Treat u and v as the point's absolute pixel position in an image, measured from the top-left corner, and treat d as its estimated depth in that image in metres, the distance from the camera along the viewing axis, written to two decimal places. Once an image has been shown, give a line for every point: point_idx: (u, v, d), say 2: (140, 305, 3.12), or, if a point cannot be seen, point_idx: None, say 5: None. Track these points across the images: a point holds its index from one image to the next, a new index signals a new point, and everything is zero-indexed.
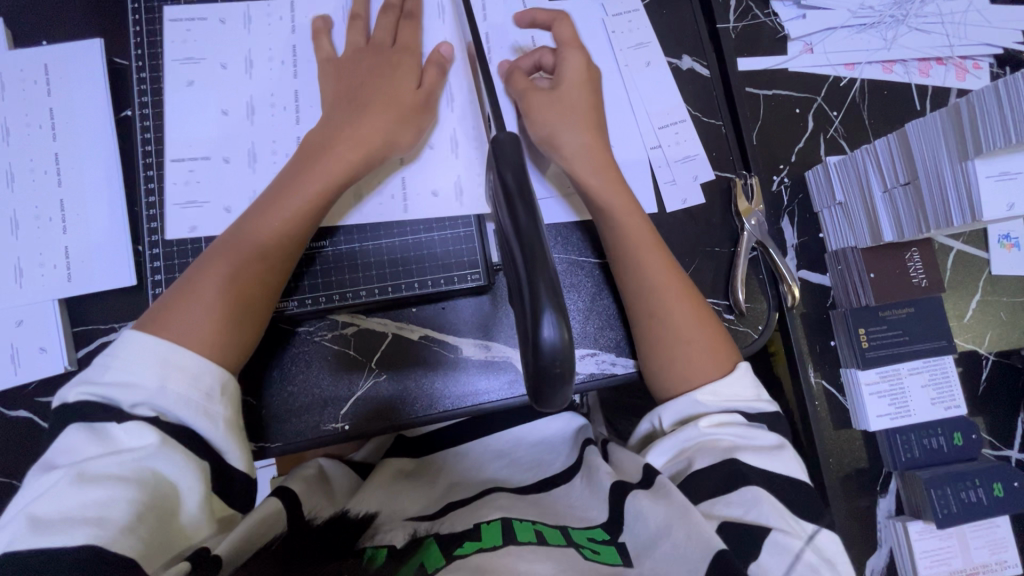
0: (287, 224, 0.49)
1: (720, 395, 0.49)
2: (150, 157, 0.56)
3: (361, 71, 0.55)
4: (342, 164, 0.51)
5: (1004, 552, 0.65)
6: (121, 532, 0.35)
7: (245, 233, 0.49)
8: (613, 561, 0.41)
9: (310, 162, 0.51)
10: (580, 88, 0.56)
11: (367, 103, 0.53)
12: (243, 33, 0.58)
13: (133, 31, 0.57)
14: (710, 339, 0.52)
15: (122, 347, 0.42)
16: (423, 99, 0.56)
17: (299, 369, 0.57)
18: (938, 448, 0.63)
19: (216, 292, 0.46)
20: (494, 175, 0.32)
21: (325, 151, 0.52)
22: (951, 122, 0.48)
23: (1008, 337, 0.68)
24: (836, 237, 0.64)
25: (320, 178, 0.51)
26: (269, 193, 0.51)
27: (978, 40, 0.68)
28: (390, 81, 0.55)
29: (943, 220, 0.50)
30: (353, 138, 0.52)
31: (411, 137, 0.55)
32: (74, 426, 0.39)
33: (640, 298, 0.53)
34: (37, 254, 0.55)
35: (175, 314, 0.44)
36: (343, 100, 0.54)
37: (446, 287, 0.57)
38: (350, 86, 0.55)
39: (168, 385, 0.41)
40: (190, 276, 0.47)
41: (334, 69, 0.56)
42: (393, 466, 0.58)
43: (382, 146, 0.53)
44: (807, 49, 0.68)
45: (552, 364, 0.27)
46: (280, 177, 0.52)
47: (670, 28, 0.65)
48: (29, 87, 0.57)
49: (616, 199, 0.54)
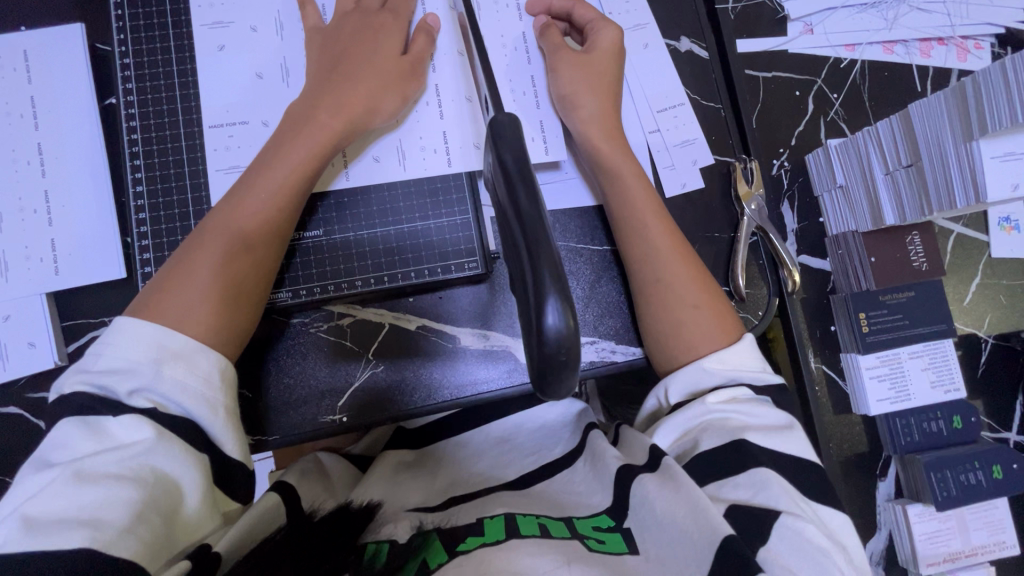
0: (274, 198, 0.49)
1: (726, 362, 0.49)
2: (136, 145, 0.54)
3: (347, 42, 0.55)
4: (326, 136, 0.51)
5: (1003, 533, 0.65)
6: (121, 534, 0.34)
7: (232, 210, 0.48)
8: (618, 550, 0.41)
9: (294, 134, 0.51)
10: (609, 61, 0.57)
11: (357, 74, 0.53)
12: (228, 13, 0.57)
13: (116, 14, 0.55)
14: (715, 310, 0.52)
15: (115, 334, 0.41)
16: (409, 65, 0.55)
17: (294, 362, 0.56)
18: (938, 432, 0.64)
19: (207, 269, 0.45)
20: (492, 158, 0.31)
21: (309, 123, 0.51)
22: (956, 101, 0.47)
23: (1007, 320, 0.68)
24: (836, 221, 0.64)
25: (306, 149, 0.50)
26: (254, 169, 0.50)
27: (980, 19, 0.67)
28: (376, 49, 0.54)
29: (946, 202, 0.50)
30: (338, 110, 0.51)
31: (394, 107, 0.54)
32: (70, 418, 0.38)
33: (656, 260, 0.53)
34: (22, 248, 0.54)
35: (166, 296, 0.44)
36: (328, 73, 0.53)
37: (443, 276, 0.56)
38: (334, 56, 0.54)
39: (165, 372, 0.40)
40: (178, 257, 0.46)
41: (321, 39, 0.55)
42: (393, 458, 0.57)
43: (366, 117, 0.53)
44: (807, 29, 0.67)
45: (557, 353, 0.26)
46: (266, 153, 0.51)
47: (668, 8, 0.63)
48: (9, 74, 0.55)
49: (621, 166, 0.54)
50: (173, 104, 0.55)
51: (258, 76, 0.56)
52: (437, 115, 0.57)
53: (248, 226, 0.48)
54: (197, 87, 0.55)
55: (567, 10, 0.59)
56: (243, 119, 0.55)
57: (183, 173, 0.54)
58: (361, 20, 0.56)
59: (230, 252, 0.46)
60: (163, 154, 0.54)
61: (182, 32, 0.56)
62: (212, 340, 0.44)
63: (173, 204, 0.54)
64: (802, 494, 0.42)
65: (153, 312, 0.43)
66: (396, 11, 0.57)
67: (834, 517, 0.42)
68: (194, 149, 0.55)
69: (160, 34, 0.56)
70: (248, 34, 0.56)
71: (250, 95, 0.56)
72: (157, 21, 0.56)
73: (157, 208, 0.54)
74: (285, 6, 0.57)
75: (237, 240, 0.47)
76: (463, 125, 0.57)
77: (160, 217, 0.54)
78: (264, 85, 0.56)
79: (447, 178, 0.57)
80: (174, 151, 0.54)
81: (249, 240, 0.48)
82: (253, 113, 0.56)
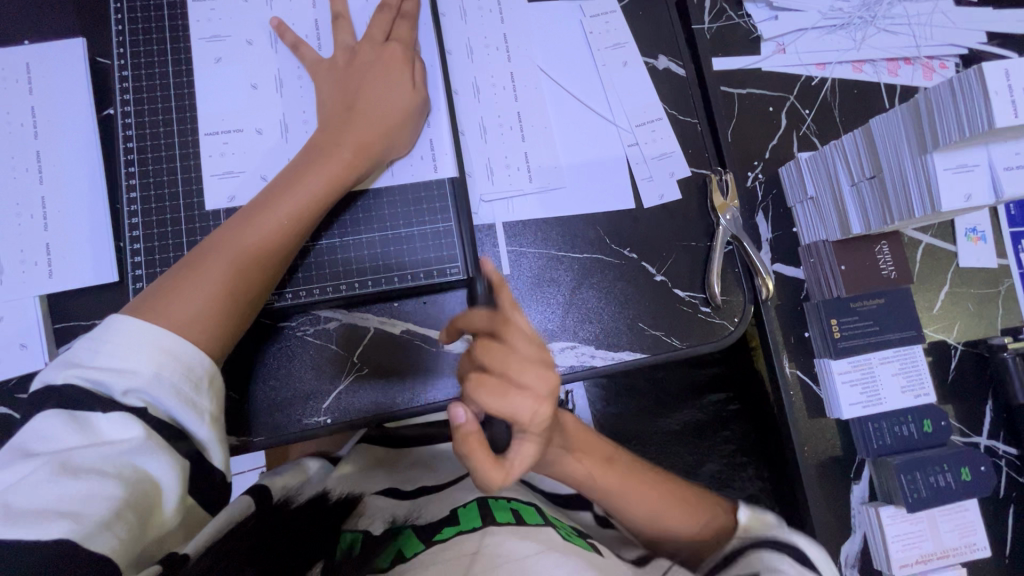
0: (284, 224, 0.51)
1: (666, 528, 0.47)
2: (132, 152, 0.56)
3: (364, 70, 0.57)
4: (343, 171, 0.53)
5: (973, 535, 0.66)
6: (99, 528, 0.35)
7: (241, 229, 0.49)
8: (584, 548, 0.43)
9: (313, 162, 0.53)
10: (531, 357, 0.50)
11: (378, 108, 0.56)
12: (225, 28, 0.59)
13: (116, 28, 0.58)
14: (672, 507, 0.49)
15: (116, 331, 0.42)
16: (420, 100, 0.58)
17: (281, 364, 0.57)
18: (909, 435, 0.65)
19: (213, 289, 0.47)
20: None
21: (328, 154, 0.53)
22: (910, 117, 0.49)
23: (975, 327, 0.70)
24: (809, 231, 0.66)
25: (322, 181, 0.52)
26: (270, 190, 0.52)
27: (943, 41, 0.71)
28: (388, 82, 0.57)
29: (906, 212, 0.52)
30: (356, 144, 0.54)
31: (407, 142, 0.58)
32: (58, 409, 0.39)
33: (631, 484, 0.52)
34: (18, 251, 0.56)
35: (169, 302, 0.45)
36: (341, 100, 0.56)
37: (426, 282, 0.58)
38: (350, 88, 0.56)
39: (162, 378, 0.41)
40: (183, 267, 0.48)
41: (328, 69, 0.58)
42: (372, 454, 0.59)
43: (380, 151, 0.56)
44: (780, 49, 0.70)
45: None
46: (281, 174, 0.53)
47: (647, 29, 0.66)
48: (12, 85, 0.58)
49: None
50: (169, 116, 0.57)
51: (253, 87, 0.59)
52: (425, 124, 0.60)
53: (257, 247, 0.50)
54: (192, 99, 0.58)
55: None
56: (236, 120, 0.58)
57: (176, 180, 0.56)
58: (365, 53, 0.58)
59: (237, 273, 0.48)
60: (157, 163, 0.56)
61: (180, 47, 0.58)
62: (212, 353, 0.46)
63: (166, 209, 0.56)
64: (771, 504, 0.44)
65: (157, 316, 0.44)
66: (400, 43, 0.59)
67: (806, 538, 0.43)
68: (187, 156, 0.57)
69: (159, 48, 0.58)
70: (244, 47, 0.59)
71: (245, 108, 0.58)
72: (156, 35, 0.58)
73: (149, 213, 0.55)
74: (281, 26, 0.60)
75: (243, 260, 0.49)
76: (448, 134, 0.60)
77: (153, 222, 0.55)
78: (258, 94, 0.58)
79: (431, 187, 0.59)
80: (168, 159, 0.56)
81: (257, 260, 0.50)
82: (246, 121, 0.58)
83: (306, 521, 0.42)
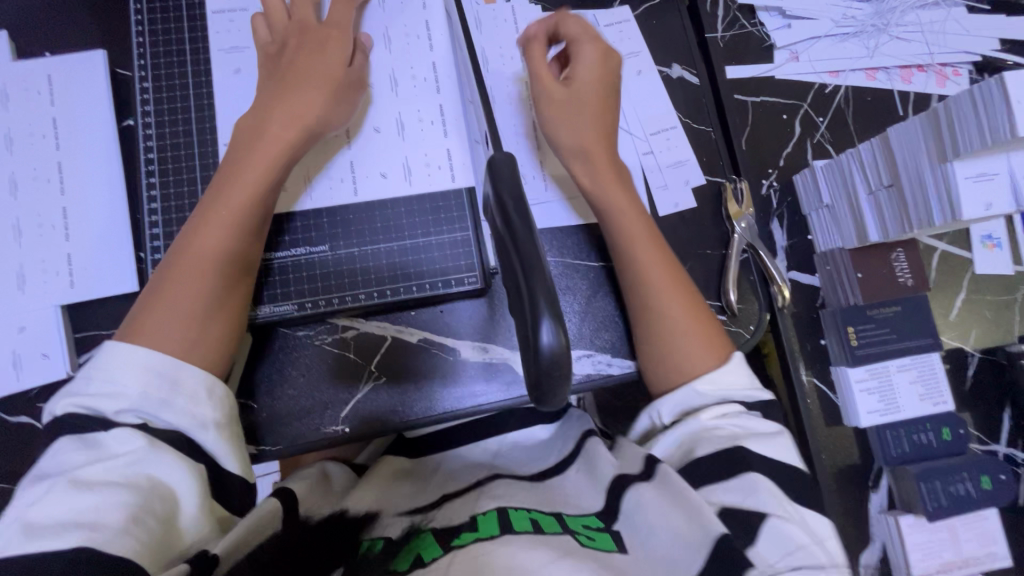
0: (232, 219, 0.48)
1: (717, 383, 0.50)
2: (152, 163, 0.57)
3: (293, 51, 0.55)
4: (278, 147, 0.51)
5: (993, 544, 0.66)
6: (118, 533, 0.35)
7: (195, 235, 0.48)
8: (607, 548, 0.42)
9: (246, 148, 0.51)
10: (593, 83, 0.57)
11: (283, 85, 0.53)
12: (243, 39, 0.60)
13: (137, 40, 0.58)
14: (704, 332, 0.54)
15: (101, 359, 0.43)
16: (354, 74, 0.56)
17: (298, 374, 0.57)
18: (927, 444, 0.65)
19: (185, 304, 0.46)
20: (493, 197, 0.33)
21: (259, 136, 0.51)
22: (931, 126, 0.49)
23: (992, 334, 0.69)
24: (824, 239, 0.66)
25: (257, 164, 0.50)
26: (208, 192, 0.50)
27: (956, 48, 0.71)
28: (321, 56, 0.54)
29: (925, 220, 0.52)
30: (287, 118, 0.52)
31: (344, 114, 0.56)
32: (64, 436, 0.39)
33: (653, 359, 0.55)
34: (40, 262, 0.56)
35: (143, 331, 0.44)
36: (270, 81, 0.54)
37: (444, 290, 0.58)
38: (280, 67, 0.54)
39: (150, 394, 0.42)
40: (149, 296, 0.47)
41: (266, 59, 0.56)
42: (394, 463, 0.58)
43: (317, 123, 0.53)
44: (793, 57, 0.70)
45: (552, 368, 0.28)
46: (218, 175, 0.50)
47: (661, 38, 0.67)
48: (34, 97, 0.58)
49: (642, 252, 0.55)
50: (189, 127, 0.58)
51: None
52: (442, 134, 0.60)
53: (216, 251, 0.48)
54: (211, 109, 0.58)
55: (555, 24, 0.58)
56: None
57: (196, 190, 0.57)
58: (303, 35, 0.55)
59: (207, 280, 0.47)
60: (177, 173, 0.57)
61: (199, 58, 0.59)
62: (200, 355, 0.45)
63: (186, 219, 0.56)
64: (785, 493, 0.43)
65: (137, 338, 0.44)
66: (339, 22, 0.57)
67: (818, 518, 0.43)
68: (207, 166, 0.57)
69: (178, 60, 0.59)
70: None
71: None
72: (175, 47, 0.59)
73: (170, 224, 0.56)
74: None
75: (203, 265, 0.47)
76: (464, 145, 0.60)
77: (173, 232, 0.56)
78: None
79: (449, 196, 0.60)
80: (187, 169, 0.57)
81: (221, 263, 0.48)
82: None
83: (327, 539, 0.42)
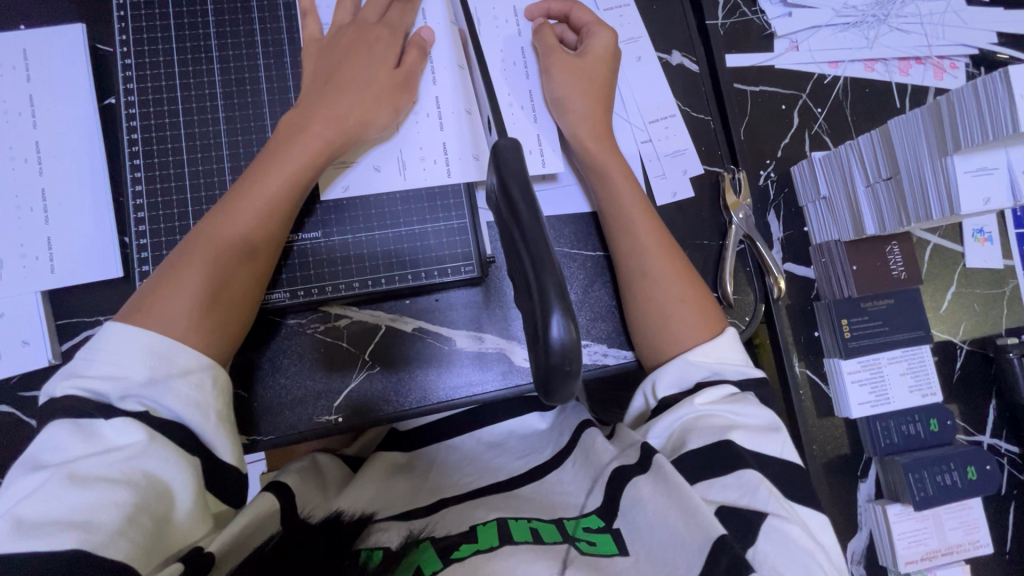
0: (267, 209, 0.49)
1: (710, 354, 0.52)
2: (136, 144, 0.54)
3: (343, 52, 0.55)
4: (321, 149, 0.51)
5: (977, 532, 0.68)
6: (113, 536, 0.34)
7: (226, 215, 0.48)
8: (608, 552, 0.42)
9: (288, 141, 0.51)
10: (603, 66, 0.59)
11: (334, 85, 0.53)
12: (230, 14, 0.57)
13: (118, 13, 0.56)
14: (700, 303, 0.55)
15: (107, 340, 0.41)
16: (401, 80, 0.55)
17: (291, 363, 0.56)
18: (917, 435, 0.66)
19: (202, 284, 0.45)
20: (498, 184, 0.32)
21: (304, 132, 0.51)
22: (932, 119, 0.49)
23: (980, 327, 0.71)
24: (819, 230, 0.66)
25: (298, 161, 0.50)
26: (245, 177, 0.50)
27: (955, 40, 0.71)
28: (371, 60, 0.55)
29: (922, 214, 0.52)
30: (332, 122, 0.52)
31: (387, 119, 0.55)
32: (60, 420, 0.38)
33: (645, 318, 0.55)
34: (18, 246, 0.54)
35: (154, 305, 0.44)
36: (320, 79, 0.54)
37: (440, 279, 0.57)
38: (330, 66, 0.54)
39: (157, 381, 0.41)
40: (168, 267, 0.46)
41: (318, 50, 0.56)
42: (387, 460, 0.57)
43: (360, 128, 0.53)
44: (793, 46, 0.69)
45: (562, 362, 0.28)
46: (255, 162, 0.51)
47: (661, 23, 0.66)
48: (8, 73, 0.55)
49: (639, 216, 0.56)
50: (174, 105, 0.55)
51: (260, 76, 0.57)
52: (436, 127, 0.58)
53: (243, 235, 0.48)
54: (197, 88, 0.56)
55: (565, 12, 0.62)
56: (243, 110, 0.56)
57: (182, 172, 0.55)
58: (358, 32, 0.56)
59: (226, 263, 0.47)
60: (163, 156, 0.54)
61: (184, 34, 0.56)
62: (209, 348, 0.44)
63: (173, 202, 0.54)
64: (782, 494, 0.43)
65: (146, 319, 0.43)
66: (392, 26, 0.57)
67: (816, 518, 0.43)
68: (194, 149, 0.55)
69: (164, 36, 0.56)
70: (250, 34, 0.57)
71: (253, 97, 0.56)
72: (159, 22, 0.56)
73: (155, 207, 0.54)
74: (293, 16, 0.58)
75: (229, 247, 0.47)
76: (462, 137, 0.58)
77: (158, 216, 0.54)
78: (266, 85, 0.57)
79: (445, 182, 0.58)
80: (174, 152, 0.55)
81: (243, 249, 0.48)
82: (255, 112, 0.56)
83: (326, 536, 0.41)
